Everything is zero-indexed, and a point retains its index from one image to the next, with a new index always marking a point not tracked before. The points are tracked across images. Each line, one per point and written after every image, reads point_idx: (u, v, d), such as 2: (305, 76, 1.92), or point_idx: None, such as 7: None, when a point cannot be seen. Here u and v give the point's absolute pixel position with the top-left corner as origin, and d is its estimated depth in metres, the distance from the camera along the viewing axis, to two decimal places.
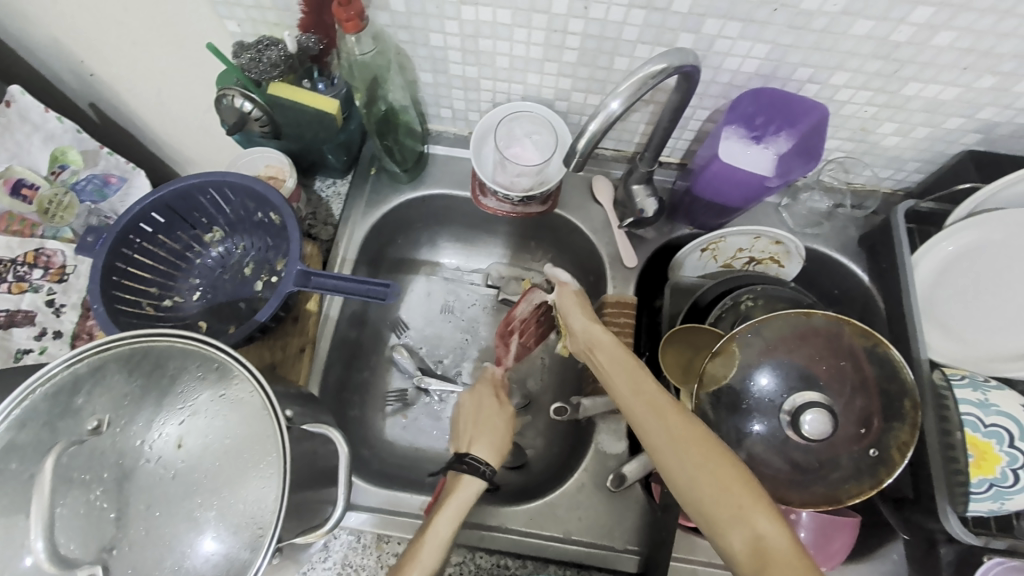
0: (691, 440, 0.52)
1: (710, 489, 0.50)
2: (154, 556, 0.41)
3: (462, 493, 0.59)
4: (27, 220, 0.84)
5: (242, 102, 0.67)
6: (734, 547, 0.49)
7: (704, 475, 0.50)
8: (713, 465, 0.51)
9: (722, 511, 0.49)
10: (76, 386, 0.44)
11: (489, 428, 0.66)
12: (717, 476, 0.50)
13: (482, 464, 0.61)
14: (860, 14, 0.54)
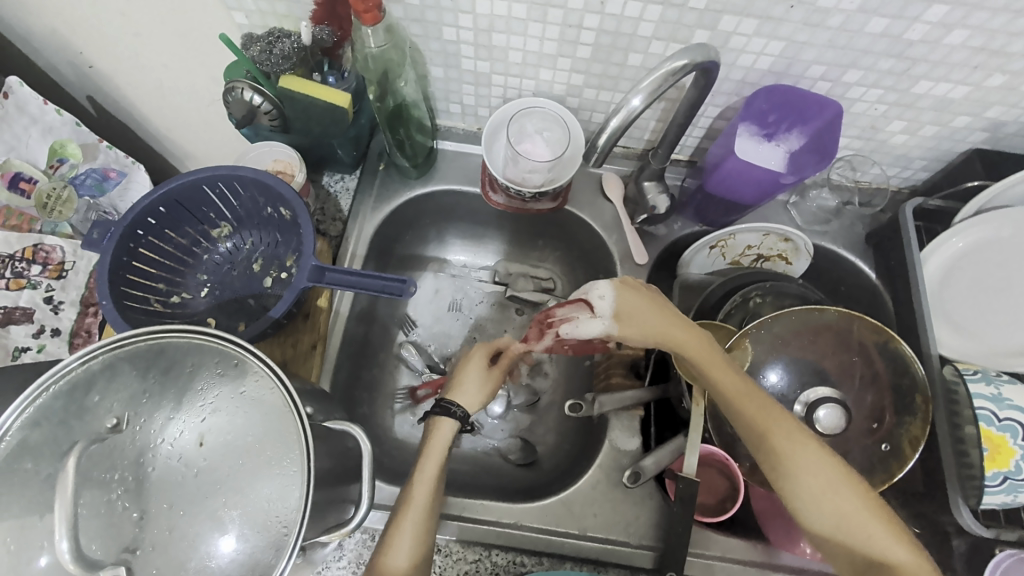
0: (825, 477, 0.53)
1: (841, 519, 0.52)
2: (177, 557, 0.40)
3: (438, 441, 0.59)
4: (26, 215, 0.83)
5: (252, 95, 0.67)
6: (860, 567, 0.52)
7: (838, 509, 0.52)
8: (845, 498, 0.52)
9: (852, 537, 0.52)
10: (90, 383, 0.43)
11: (466, 380, 0.65)
12: (850, 507, 0.52)
13: (451, 406, 0.61)
14: (877, 12, 0.54)
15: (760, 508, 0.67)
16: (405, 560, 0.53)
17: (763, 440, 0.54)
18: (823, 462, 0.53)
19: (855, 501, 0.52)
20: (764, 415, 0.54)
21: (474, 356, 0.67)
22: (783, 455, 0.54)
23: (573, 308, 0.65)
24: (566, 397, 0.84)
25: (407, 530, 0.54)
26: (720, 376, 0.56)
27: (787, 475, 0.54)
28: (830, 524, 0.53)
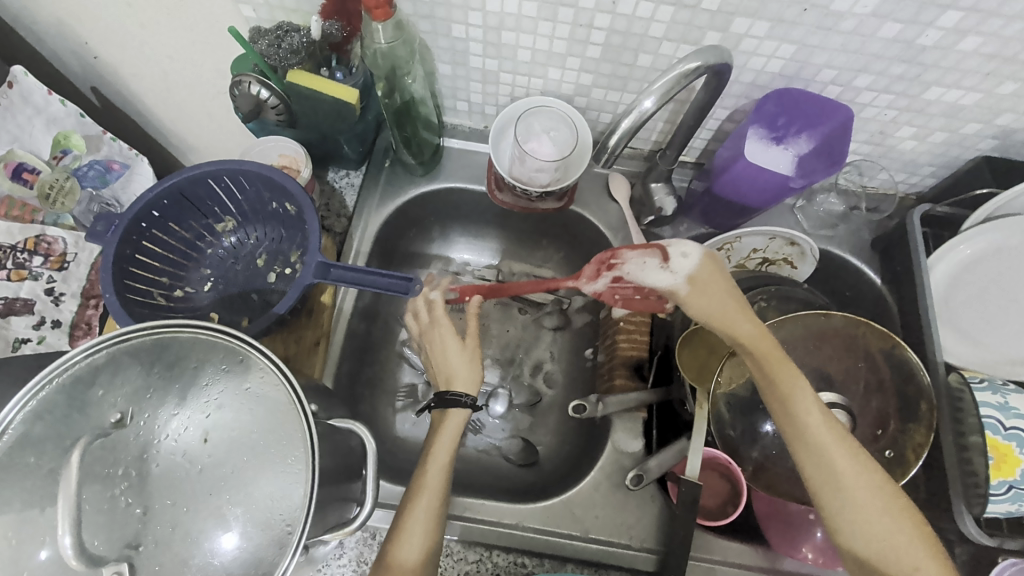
0: (871, 492, 0.50)
1: (884, 545, 0.50)
2: (180, 554, 0.40)
3: (449, 429, 0.59)
4: (27, 205, 0.82)
5: (259, 89, 0.65)
6: None
7: (883, 532, 0.50)
8: (891, 524, 0.50)
9: (892, 567, 0.49)
10: (94, 377, 0.42)
11: (452, 363, 0.62)
12: (896, 535, 0.49)
13: (462, 395, 0.60)
14: (890, 17, 0.54)
15: (762, 512, 0.67)
16: (415, 553, 0.52)
17: (813, 453, 0.52)
18: (874, 483, 0.51)
19: (903, 529, 0.49)
20: (818, 426, 0.52)
21: (449, 335, 0.63)
22: (832, 469, 0.51)
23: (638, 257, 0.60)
24: (568, 398, 0.84)
25: (422, 514, 0.54)
26: (779, 377, 0.53)
27: (834, 490, 0.51)
28: (871, 549, 0.50)
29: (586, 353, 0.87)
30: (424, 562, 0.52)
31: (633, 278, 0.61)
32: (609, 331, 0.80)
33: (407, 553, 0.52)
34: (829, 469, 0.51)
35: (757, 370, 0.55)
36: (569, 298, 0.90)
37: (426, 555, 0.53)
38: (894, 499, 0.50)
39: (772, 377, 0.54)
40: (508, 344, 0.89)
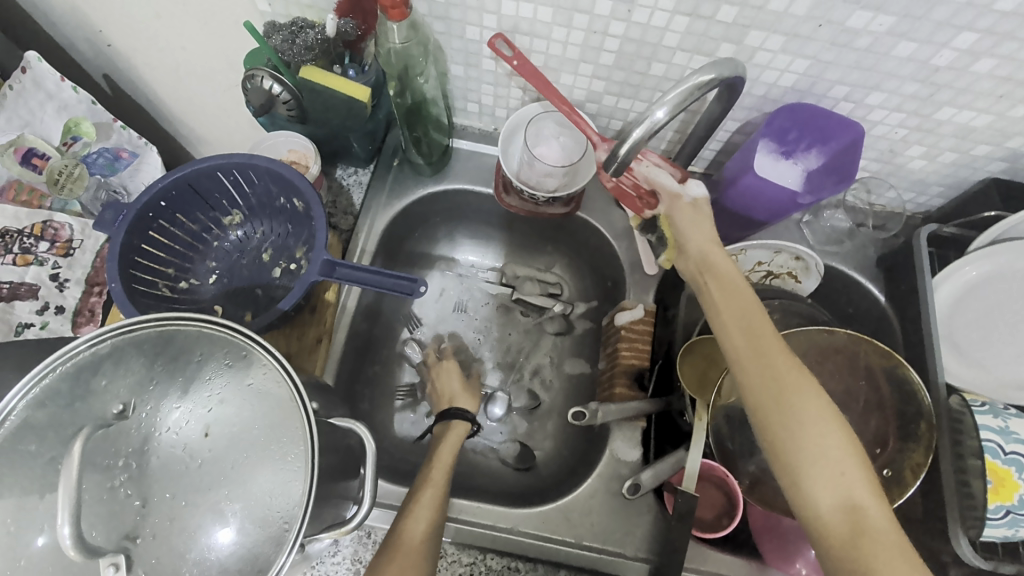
0: (808, 397, 0.47)
1: (829, 474, 0.45)
2: (177, 547, 0.40)
3: (454, 437, 0.68)
4: (36, 190, 0.84)
5: (271, 84, 0.65)
6: (826, 512, 0.44)
7: (816, 437, 0.46)
8: (827, 432, 0.46)
9: (832, 495, 0.44)
10: (97, 367, 0.43)
11: (455, 388, 0.76)
12: (843, 464, 0.45)
13: (466, 413, 0.71)
14: (905, 36, 0.54)
15: (756, 526, 0.67)
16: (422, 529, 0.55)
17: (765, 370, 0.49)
18: (824, 409, 0.47)
19: (850, 460, 0.45)
20: (769, 343, 0.50)
21: (452, 367, 0.79)
22: (781, 388, 0.48)
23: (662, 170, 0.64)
24: (568, 404, 0.84)
25: (425, 507, 0.57)
26: (737, 299, 0.54)
27: (781, 411, 0.47)
28: (815, 478, 0.45)
29: (587, 360, 0.87)
30: (430, 533, 0.55)
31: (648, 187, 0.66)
32: (612, 338, 0.79)
33: (415, 529, 0.55)
34: (780, 388, 0.48)
35: (717, 287, 0.56)
36: (572, 303, 0.90)
37: (431, 531, 0.55)
38: (845, 430, 0.46)
39: (730, 297, 0.54)
40: (509, 347, 0.89)
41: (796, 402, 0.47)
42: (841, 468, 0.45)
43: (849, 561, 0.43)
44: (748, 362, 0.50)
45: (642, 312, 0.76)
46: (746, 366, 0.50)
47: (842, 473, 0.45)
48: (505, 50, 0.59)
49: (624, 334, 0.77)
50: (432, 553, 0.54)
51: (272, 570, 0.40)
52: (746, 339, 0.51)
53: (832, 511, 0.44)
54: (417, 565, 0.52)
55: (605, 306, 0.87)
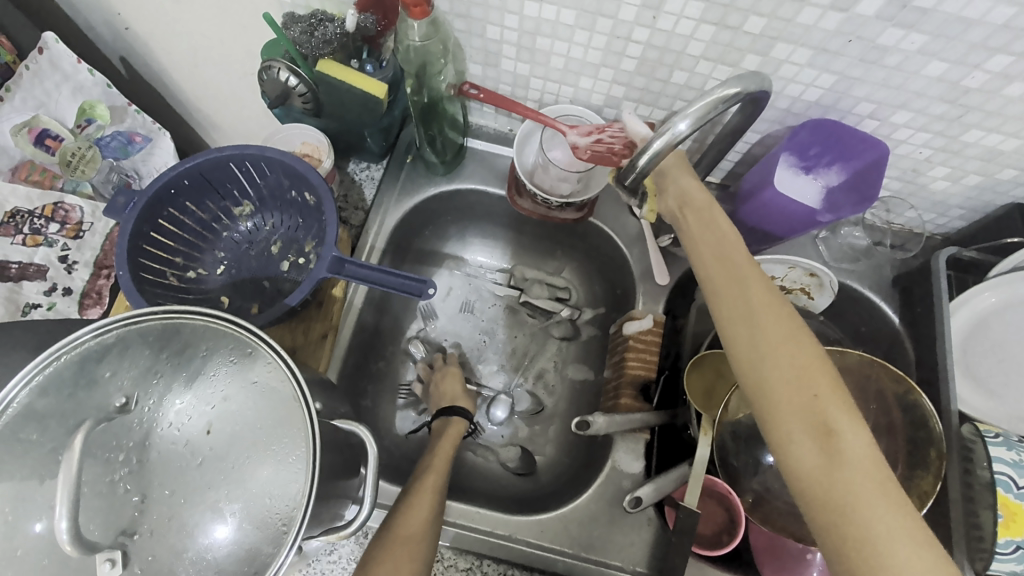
0: (780, 321, 0.46)
1: (802, 403, 0.43)
2: (174, 544, 0.40)
3: (451, 434, 0.70)
4: (49, 171, 0.84)
5: (287, 75, 0.65)
6: (799, 439, 0.42)
7: (787, 360, 0.44)
8: (798, 355, 0.44)
9: (805, 419, 0.42)
10: (102, 357, 0.42)
11: (455, 389, 0.77)
12: (816, 389, 0.43)
13: (466, 411, 0.73)
14: (936, 55, 0.52)
15: (758, 546, 0.66)
16: (426, 514, 0.56)
17: (736, 301, 0.48)
18: (796, 333, 0.45)
19: (826, 389, 0.43)
20: (743, 274, 0.48)
21: (454, 369, 0.80)
22: (752, 317, 0.46)
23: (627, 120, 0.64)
24: (571, 410, 0.84)
25: (426, 500, 0.58)
26: (712, 232, 0.53)
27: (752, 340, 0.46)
28: (786, 408, 0.43)
29: (592, 366, 0.86)
30: (433, 519, 0.56)
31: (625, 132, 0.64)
32: (619, 347, 0.79)
33: (421, 512, 0.56)
34: (750, 317, 0.46)
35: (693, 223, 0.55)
36: (579, 309, 0.89)
37: (431, 518, 0.56)
38: (815, 349, 0.44)
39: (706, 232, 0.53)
40: (515, 349, 0.88)
41: (768, 330, 0.45)
42: (813, 391, 0.43)
43: (824, 495, 0.41)
44: (721, 294, 0.49)
45: (650, 322, 0.75)
46: (720, 297, 0.49)
47: (816, 397, 0.43)
48: (471, 90, 0.67)
49: (631, 343, 0.75)
50: (433, 538, 0.55)
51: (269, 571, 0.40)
52: (719, 271, 0.50)
53: (806, 437, 0.42)
54: (417, 551, 0.52)
55: (613, 314, 0.86)
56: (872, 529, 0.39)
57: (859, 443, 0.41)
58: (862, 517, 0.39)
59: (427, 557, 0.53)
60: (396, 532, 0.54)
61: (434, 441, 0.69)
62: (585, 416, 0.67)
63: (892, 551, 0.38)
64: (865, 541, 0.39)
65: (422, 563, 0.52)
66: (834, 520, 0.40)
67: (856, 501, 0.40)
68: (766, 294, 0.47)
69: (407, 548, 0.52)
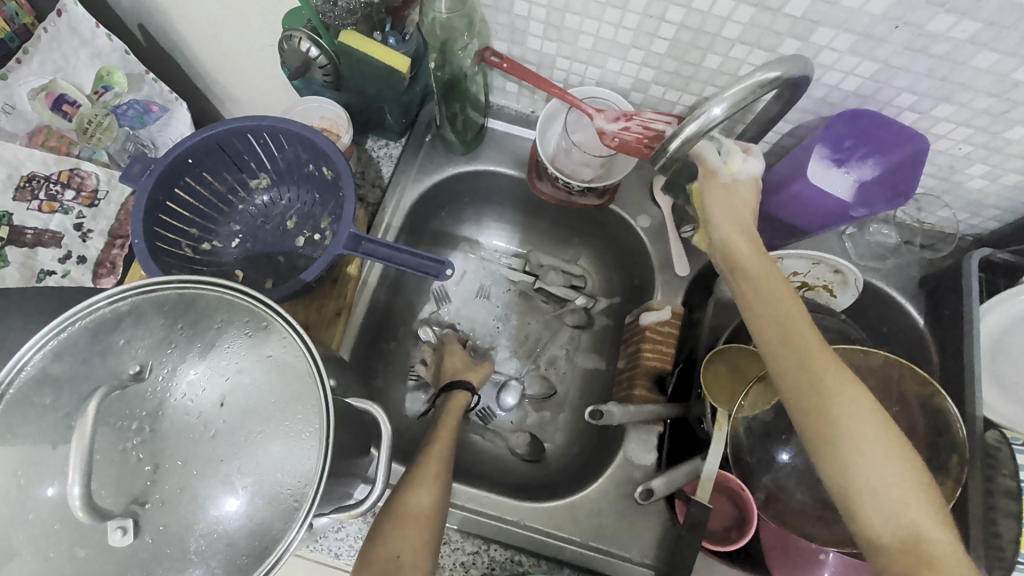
0: (858, 411, 0.43)
1: (885, 501, 0.42)
2: (185, 516, 0.39)
3: (456, 405, 0.70)
4: (66, 137, 0.83)
5: (309, 46, 0.63)
6: (882, 537, 0.41)
7: (870, 457, 0.42)
8: (880, 448, 0.42)
9: (890, 519, 0.41)
10: (117, 324, 0.42)
11: (457, 363, 0.78)
12: (902, 489, 0.41)
13: (470, 384, 0.74)
14: (988, 45, 0.50)
15: (768, 543, 0.65)
16: (430, 494, 0.55)
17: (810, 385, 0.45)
18: (874, 422, 0.43)
19: (910, 487, 0.41)
20: (810, 348, 0.46)
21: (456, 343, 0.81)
22: (827, 404, 0.44)
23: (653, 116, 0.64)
24: (582, 399, 0.83)
25: (432, 478, 0.57)
26: (776, 296, 0.49)
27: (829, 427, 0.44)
28: (868, 505, 0.42)
29: (605, 356, 0.85)
30: (437, 502, 0.55)
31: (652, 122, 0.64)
32: (634, 337, 0.77)
33: (424, 494, 0.55)
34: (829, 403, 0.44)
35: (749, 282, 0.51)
36: (594, 297, 0.88)
37: (437, 501, 0.55)
38: (896, 442, 0.43)
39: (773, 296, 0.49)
40: (527, 336, 0.87)
41: (847, 422, 0.43)
42: (897, 490, 0.41)
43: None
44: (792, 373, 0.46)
45: (669, 314, 0.73)
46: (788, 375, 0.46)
47: (900, 494, 0.41)
48: (494, 58, 0.65)
49: (647, 336, 0.74)
50: (440, 518, 0.55)
51: (280, 546, 0.39)
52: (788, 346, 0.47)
53: (892, 536, 0.41)
54: (423, 532, 0.52)
55: (628, 304, 0.84)
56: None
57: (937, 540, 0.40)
58: None
59: (433, 536, 0.53)
60: (402, 510, 0.54)
61: (438, 415, 0.69)
62: (600, 406, 0.65)
63: None
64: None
65: (427, 543, 0.52)
66: None
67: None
68: (842, 377, 0.45)
69: (413, 530, 0.52)
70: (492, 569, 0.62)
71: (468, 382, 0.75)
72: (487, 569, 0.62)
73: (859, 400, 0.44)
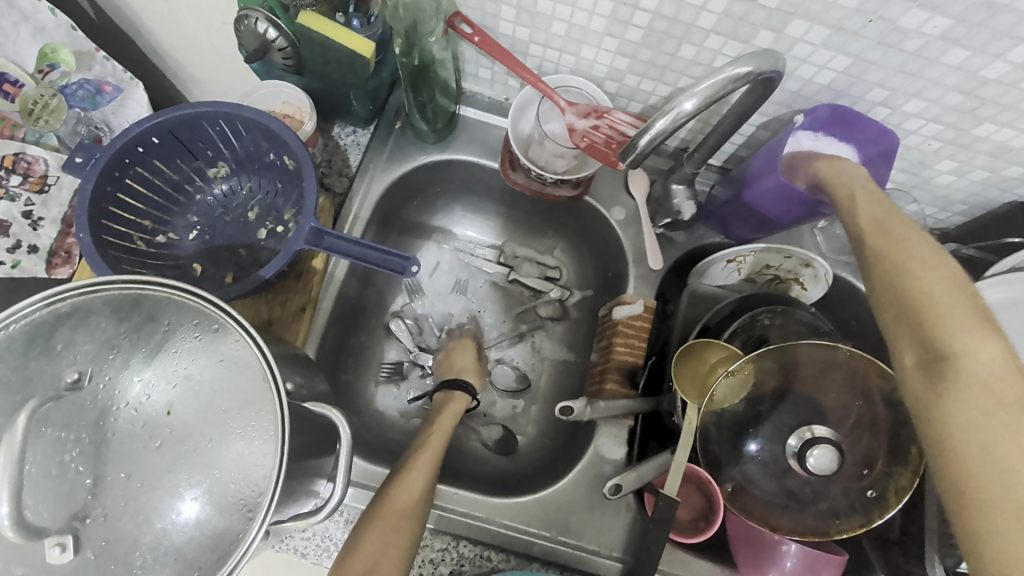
0: (891, 300, 0.44)
1: (946, 301, 0.41)
2: (132, 529, 0.38)
3: (452, 409, 0.71)
4: (8, 120, 0.77)
5: (266, 27, 0.59)
6: (952, 353, 0.40)
7: (917, 255, 0.44)
8: (914, 240, 0.45)
9: (921, 293, 0.42)
10: (55, 329, 0.39)
11: (461, 362, 0.78)
12: (922, 263, 0.43)
13: (469, 386, 0.74)
14: (958, 42, 0.49)
15: (735, 535, 0.66)
16: (414, 494, 0.56)
17: (879, 240, 0.47)
18: (928, 256, 0.44)
19: (915, 259, 0.44)
20: (873, 246, 0.47)
21: (468, 342, 0.81)
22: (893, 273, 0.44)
23: (622, 117, 0.64)
24: (556, 392, 0.83)
25: (416, 476, 0.58)
26: (867, 193, 0.52)
27: (897, 265, 0.44)
28: (929, 315, 0.41)
29: (578, 349, 0.85)
30: (417, 509, 0.56)
31: (621, 126, 0.64)
32: (607, 331, 0.77)
33: (404, 506, 0.55)
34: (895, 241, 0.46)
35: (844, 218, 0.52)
36: (569, 289, 0.87)
37: (421, 499, 0.57)
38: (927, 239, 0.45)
39: (852, 194, 0.52)
40: (500, 329, 0.87)
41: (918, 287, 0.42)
42: (901, 255, 0.44)
43: (939, 439, 0.39)
44: (866, 237, 0.48)
45: (641, 307, 0.73)
46: (864, 241, 0.48)
47: (919, 306, 0.42)
48: (463, 27, 0.60)
49: (618, 329, 0.74)
50: (423, 517, 0.56)
51: (236, 554, 0.38)
52: (865, 218, 0.49)
53: (915, 363, 0.42)
54: (403, 534, 0.54)
55: (602, 297, 0.84)
56: (1008, 506, 0.35)
57: (1010, 351, 0.39)
58: (934, 306, 0.41)
59: (413, 541, 0.54)
60: (380, 515, 0.54)
61: (434, 416, 0.70)
62: (566, 402, 0.65)
63: (954, 337, 0.40)
64: (1008, 523, 0.35)
65: (406, 545, 0.53)
66: (986, 420, 0.37)
67: (985, 440, 0.37)
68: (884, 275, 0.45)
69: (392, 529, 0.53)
70: (461, 565, 0.62)
71: (469, 382, 0.75)
72: (457, 565, 0.62)
73: (901, 290, 0.43)
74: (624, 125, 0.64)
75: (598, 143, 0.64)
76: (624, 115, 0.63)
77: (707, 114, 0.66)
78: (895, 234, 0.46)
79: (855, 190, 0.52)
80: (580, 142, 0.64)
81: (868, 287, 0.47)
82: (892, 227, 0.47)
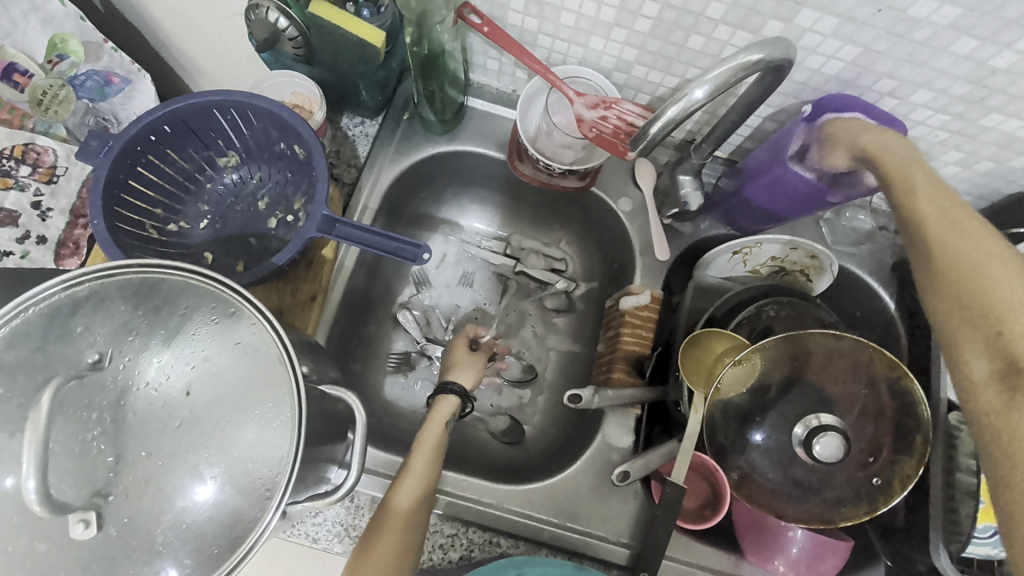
0: (970, 302, 0.47)
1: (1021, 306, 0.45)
2: (153, 507, 0.38)
3: (438, 414, 0.65)
4: (18, 109, 0.78)
5: (277, 16, 0.60)
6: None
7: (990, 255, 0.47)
8: (982, 237, 0.48)
9: (999, 299, 0.46)
10: (74, 311, 0.40)
11: (453, 361, 0.73)
12: (998, 266, 0.47)
13: (455, 386, 0.68)
14: (967, 31, 0.49)
15: (741, 523, 0.67)
16: (409, 498, 0.56)
17: (948, 232, 0.49)
18: (1001, 257, 0.47)
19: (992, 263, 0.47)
20: (937, 240, 0.49)
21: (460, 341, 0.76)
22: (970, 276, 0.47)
23: (632, 109, 0.64)
24: (562, 383, 0.83)
25: (409, 483, 0.57)
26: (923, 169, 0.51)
27: (974, 266, 0.47)
28: (1009, 321, 0.45)
29: (584, 340, 0.85)
30: (412, 519, 0.55)
31: (631, 116, 0.64)
32: (613, 322, 0.77)
33: (396, 519, 0.55)
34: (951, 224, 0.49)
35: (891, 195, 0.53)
36: (575, 281, 0.87)
37: (416, 505, 0.56)
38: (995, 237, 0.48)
39: (908, 173, 0.51)
40: (506, 320, 0.87)
41: (998, 292, 0.46)
42: (976, 256, 0.47)
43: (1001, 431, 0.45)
44: (931, 228, 0.50)
45: (648, 298, 0.73)
46: (928, 230, 0.50)
47: (998, 312, 0.46)
48: (473, 17, 0.60)
49: (625, 320, 0.74)
50: (421, 523, 0.56)
51: (253, 534, 0.38)
52: (926, 205, 0.50)
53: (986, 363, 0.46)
54: (402, 539, 0.54)
55: (608, 288, 0.84)
56: None
57: None
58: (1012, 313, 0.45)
59: (413, 543, 0.55)
60: (380, 523, 0.55)
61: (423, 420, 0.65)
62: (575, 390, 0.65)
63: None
64: None
65: (408, 551, 0.54)
66: None
67: None
68: (962, 276, 0.48)
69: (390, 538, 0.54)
70: (471, 551, 0.63)
71: (458, 382, 0.69)
72: (466, 551, 0.63)
73: (982, 291, 0.47)
74: (634, 116, 0.64)
75: (610, 132, 0.64)
76: (634, 106, 0.64)
77: (714, 105, 0.66)
78: (967, 225, 0.49)
79: (910, 169, 0.51)
80: (592, 131, 0.64)
81: (931, 281, 0.50)
82: (959, 216, 0.49)
